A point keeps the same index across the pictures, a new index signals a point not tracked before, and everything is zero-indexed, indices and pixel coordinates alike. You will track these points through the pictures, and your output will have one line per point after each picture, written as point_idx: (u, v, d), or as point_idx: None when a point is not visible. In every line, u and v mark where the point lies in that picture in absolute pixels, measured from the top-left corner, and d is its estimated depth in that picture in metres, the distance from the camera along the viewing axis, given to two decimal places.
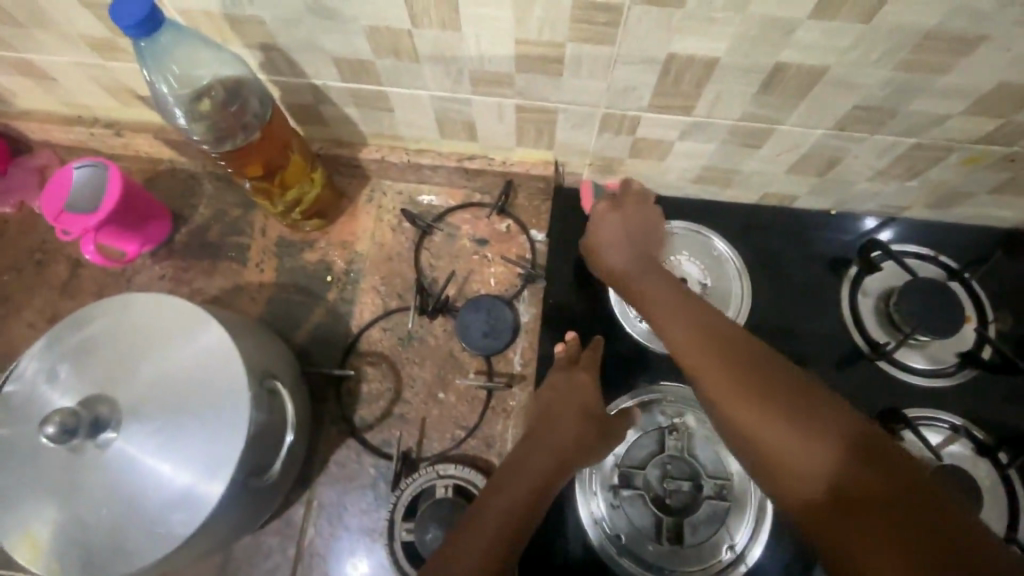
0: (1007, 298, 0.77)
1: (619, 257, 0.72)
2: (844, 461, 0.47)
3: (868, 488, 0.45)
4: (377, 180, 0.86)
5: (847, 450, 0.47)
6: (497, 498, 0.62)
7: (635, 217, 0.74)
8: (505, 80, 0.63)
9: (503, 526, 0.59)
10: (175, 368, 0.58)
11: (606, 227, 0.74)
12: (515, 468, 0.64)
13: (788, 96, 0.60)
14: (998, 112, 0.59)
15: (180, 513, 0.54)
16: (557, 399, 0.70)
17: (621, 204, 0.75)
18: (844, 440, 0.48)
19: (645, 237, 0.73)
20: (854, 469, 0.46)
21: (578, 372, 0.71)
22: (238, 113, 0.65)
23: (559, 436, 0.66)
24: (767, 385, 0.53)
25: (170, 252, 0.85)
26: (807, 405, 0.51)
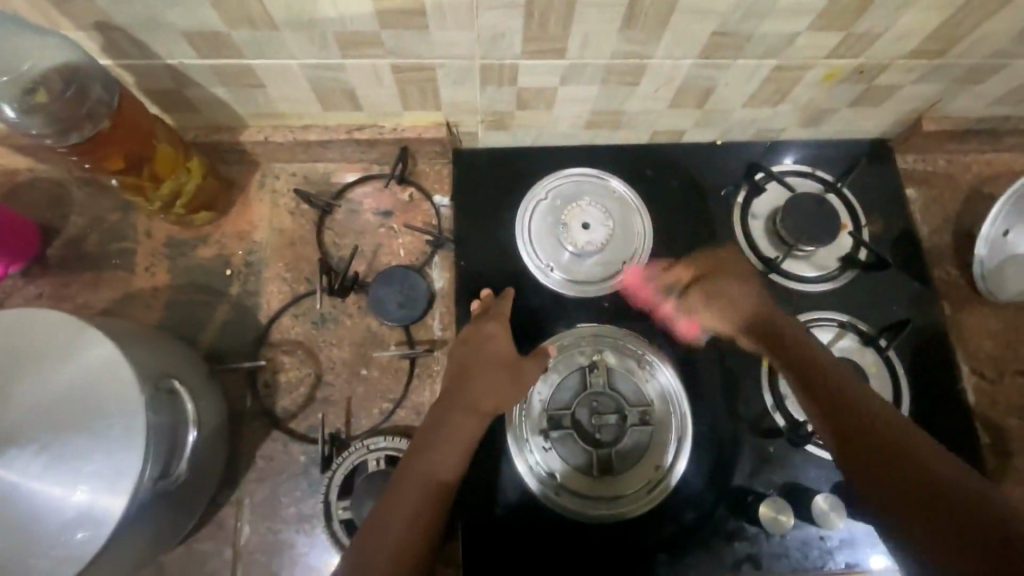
0: (875, 203, 0.85)
1: (726, 324, 0.75)
2: (886, 463, 0.55)
3: (910, 484, 0.53)
4: (266, 164, 0.82)
5: (898, 452, 0.55)
6: (417, 460, 0.63)
7: (731, 278, 0.77)
8: (373, 40, 0.61)
9: (427, 489, 0.62)
10: (54, 384, 0.54)
11: (711, 300, 0.76)
12: (434, 427, 0.66)
13: (651, 29, 0.62)
14: (839, 26, 0.64)
15: (82, 532, 0.51)
16: (467, 358, 0.71)
17: (728, 277, 0.77)
18: (896, 446, 0.56)
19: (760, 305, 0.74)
20: (902, 467, 0.54)
21: (487, 323, 0.73)
22: (78, 99, 0.60)
23: (473, 393, 0.68)
24: (835, 396, 0.62)
25: (45, 269, 0.78)
26: (869, 417, 0.59)
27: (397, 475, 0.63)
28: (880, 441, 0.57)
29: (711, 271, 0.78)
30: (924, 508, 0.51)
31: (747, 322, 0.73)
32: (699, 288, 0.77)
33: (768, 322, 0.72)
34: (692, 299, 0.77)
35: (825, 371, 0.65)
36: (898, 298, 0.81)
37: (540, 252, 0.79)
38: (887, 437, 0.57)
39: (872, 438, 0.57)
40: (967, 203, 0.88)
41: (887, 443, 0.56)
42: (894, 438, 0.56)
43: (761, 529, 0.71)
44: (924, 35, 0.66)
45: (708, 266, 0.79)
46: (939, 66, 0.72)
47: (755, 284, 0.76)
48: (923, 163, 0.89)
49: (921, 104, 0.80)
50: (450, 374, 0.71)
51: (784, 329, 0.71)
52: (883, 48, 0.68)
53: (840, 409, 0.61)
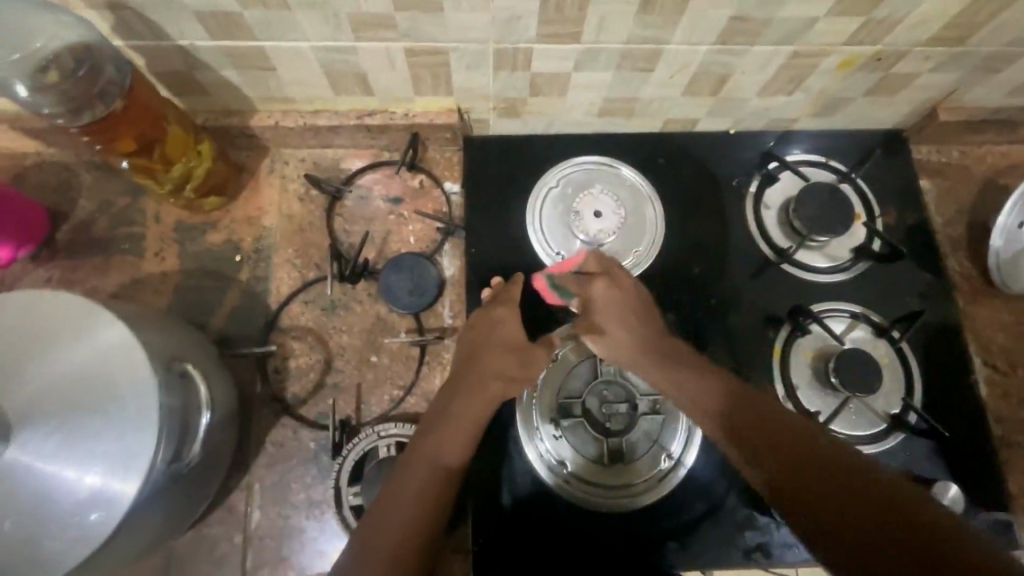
0: (890, 193, 0.84)
1: (629, 340, 0.69)
2: (821, 485, 0.51)
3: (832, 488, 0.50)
4: (276, 149, 0.81)
5: (778, 453, 0.54)
6: (423, 446, 0.64)
7: (625, 292, 0.71)
8: (387, 21, 0.61)
9: (433, 476, 0.61)
10: (66, 364, 0.54)
11: (604, 304, 0.71)
12: (439, 416, 0.66)
13: (668, 13, 0.61)
14: (859, 11, 0.63)
15: (96, 513, 0.51)
16: (473, 345, 0.71)
17: (618, 277, 0.72)
18: (788, 452, 0.54)
19: (638, 311, 0.70)
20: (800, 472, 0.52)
21: (495, 309, 0.72)
22: (89, 78, 0.59)
23: (480, 380, 0.68)
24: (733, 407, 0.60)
25: (54, 253, 0.78)
26: (767, 427, 0.56)
27: (404, 461, 0.63)
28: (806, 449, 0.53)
29: (603, 267, 0.73)
30: (925, 569, 0.43)
31: (632, 329, 0.69)
32: (598, 286, 0.72)
33: (662, 348, 0.67)
34: (592, 306, 0.72)
35: (733, 390, 0.61)
36: (911, 289, 0.81)
37: (551, 241, 0.78)
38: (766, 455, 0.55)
39: (773, 451, 0.54)
40: (982, 194, 0.87)
41: (797, 451, 0.54)
42: (788, 444, 0.54)
43: (772, 518, 0.70)
44: (944, 22, 0.65)
45: (605, 270, 0.73)
46: (957, 53, 0.71)
47: (639, 292, 0.72)
48: (937, 154, 0.88)
49: (937, 94, 0.79)
50: (458, 361, 0.70)
51: (669, 353, 0.67)
52: (902, 35, 0.67)
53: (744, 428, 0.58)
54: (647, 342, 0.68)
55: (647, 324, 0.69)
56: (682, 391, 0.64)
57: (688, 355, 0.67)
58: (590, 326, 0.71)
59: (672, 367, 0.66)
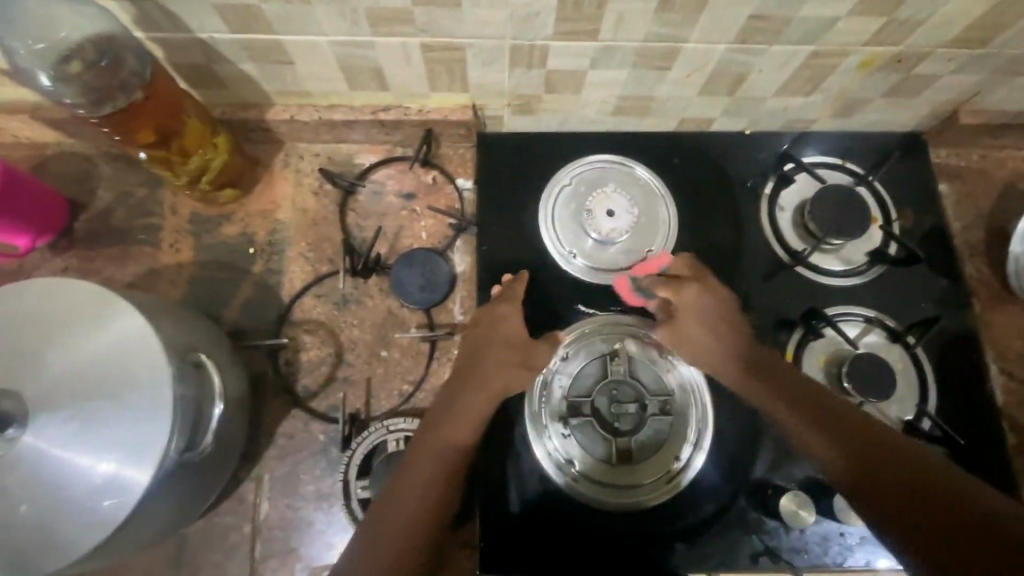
0: (907, 197, 0.83)
1: (718, 349, 0.71)
2: (910, 483, 0.57)
3: (912, 493, 0.56)
4: (290, 143, 0.82)
5: (873, 456, 0.60)
6: (428, 440, 0.64)
7: (707, 299, 0.73)
8: (404, 17, 0.61)
9: (437, 470, 0.62)
10: (83, 352, 0.54)
11: (686, 307, 0.73)
12: (445, 409, 0.66)
13: (686, 11, 0.61)
14: (881, 11, 0.62)
15: (110, 499, 0.52)
16: (479, 340, 0.71)
17: (705, 285, 0.74)
18: (875, 461, 0.59)
19: (731, 319, 0.72)
20: (891, 478, 0.58)
21: (500, 306, 0.73)
22: (112, 69, 0.60)
23: (485, 374, 0.68)
24: (820, 415, 0.64)
25: (72, 242, 0.79)
26: (854, 436, 0.62)
27: (410, 455, 0.63)
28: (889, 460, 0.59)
29: (694, 274, 0.75)
30: (954, 541, 0.52)
31: (720, 336, 0.71)
32: (688, 292, 0.73)
33: (756, 359, 0.69)
34: (677, 313, 0.73)
35: (827, 399, 0.65)
36: (928, 294, 0.80)
37: (563, 239, 0.78)
38: (858, 460, 0.60)
39: (860, 459, 0.60)
40: (1002, 199, 0.85)
41: (888, 457, 0.59)
42: (876, 454, 0.60)
43: (780, 522, 0.70)
44: (967, 23, 0.64)
45: (698, 276, 0.75)
46: (980, 55, 0.70)
47: (732, 301, 0.73)
48: (956, 157, 0.87)
49: (958, 96, 0.78)
50: (465, 356, 0.71)
51: (767, 360, 0.69)
52: (924, 36, 0.66)
53: (852, 426, 0.62)
54: (733, 349, 0.70)
55: (730, 334, 0.71)
56: (769, 401, 0.67)
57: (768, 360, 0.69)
58: (676, 334, 0.73)
59: (759, 378, 0.68)
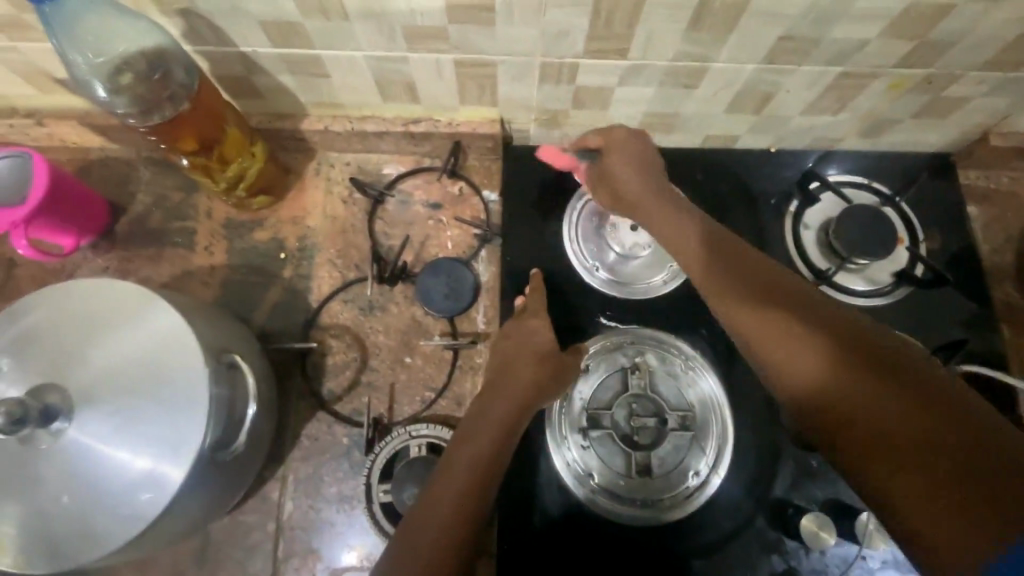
0: (934, 218, 0.82)
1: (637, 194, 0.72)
2: (878, 392, 0.46)
3: (924, 447, 0.42)
4: (322, 152, 0.84)
5: (880, 395, 0.46)
6: (458, 452, 0.64)
7: (625, 154, 0.73)
8: (440, 34, 0.63)
9: (467, 483, 0.62)
10: (126, 351, 0.57)
11: (608, 171, 0.74)
12: (474, 422, 0.67)
13: (716, 32, 0.62)
14: (913, 33, 0.62)
15: (146, 494, 0.54)
16: (507, 354, 0.71)
17: (610, 140, 0.74)
18: (897, 405, 0.45)
19: (653, 171, 0.73)
20: (900, 427, 0.44)
21: (529, 320, 0.73)
22: (162, 82, 0.63)
23: (513, 388, 0.69)
24: (819, 339, 0.52)
25: (112, 242, 0.82)
26: (870, 376, 0.47)
27: (439, 467, 0.63)
28: (899, 398, 0.45)
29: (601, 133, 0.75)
30: (912, 471, 0.42)
31: (645, 183, 0.72)
32: (591, 141, 0.75)
33: (758, 280, 0.59)
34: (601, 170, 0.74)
35: (850, 331, 0.51)
36: (954, 316, 0.79)
37: (586, 252, 0.79)
38: (854, 400, 0.47)
39: (865, 400, 0.46)
40: None
41: (908, 395, 0.45)
42: (869, 389, 0.47)
43: (801, 543, 0.69)
44: (1000, 47, 0.64)
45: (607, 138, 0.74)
46: (1012, 78, 0.69)
47: (648, 148, 0.73)
48: (986, 179, 0.86)
49: (988, 119, 0.77)
50: (493, 370, 0.71)
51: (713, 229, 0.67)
52: (956, 59, 0.66)
53: (867, 357, 0.48)
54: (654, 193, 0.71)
55: (648, 185, 0.72)
56: (771, 338, 0.54)
57: (768, 279, 0.59)
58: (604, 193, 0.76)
59: (756, 302, 0.57)
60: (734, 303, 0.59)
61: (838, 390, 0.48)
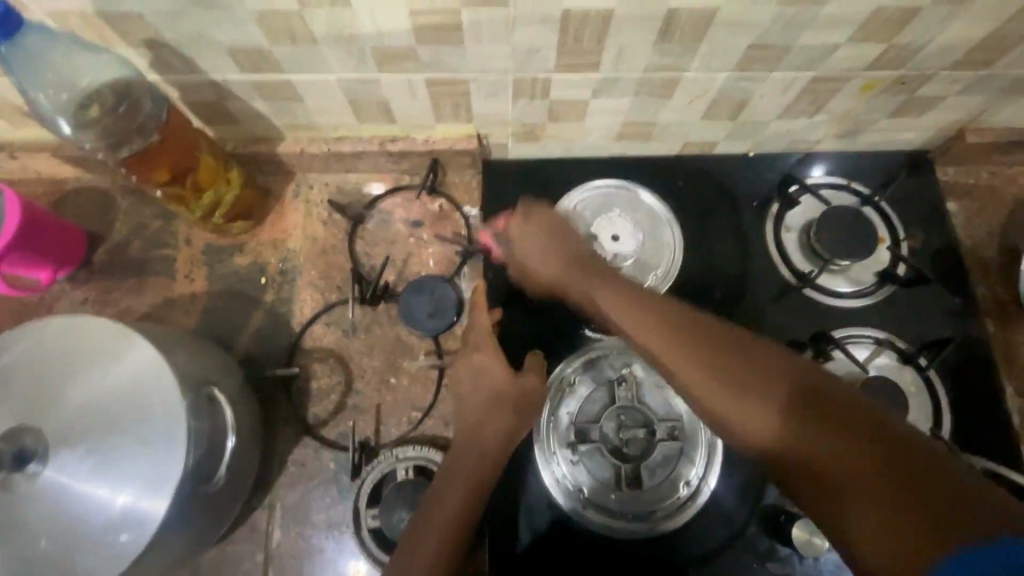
0: (914, 216, 0.83)
1: (547, 270, 0.71)
2: (839, 440, 0.43)
3: (895, 505, 0.40)
4: (301, 174, 0.84)
5: (828, 440, 0.44)
6: (440, 494, 0.64)
7: (536, 233, 0.73)
8: (410, 55, 0.62)
9: (451, 528, 0.62)
10: (100, 389, 0.56)
11: (534, 234, 0.73)
12: (451, 468, 0.66)
13: (687, 43, 0.61)
14: (882, 37, 0.62)
15: (126, 533, 0.53)
16: (477, 405, 0.69)
17: (538, 211, 0.74)
18: (847, 460, 0.43)
19: (565, 236, 0.73)
20: (849, 458, 0.43)
21: (496, 355, 0.71)
22: (129, 115, 0.62)
23: (490, 436, 0.67)
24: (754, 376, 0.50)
25: (90, 273, 0.81)
26: (831, 423, 0.44)
27: (420, 512, 0.63)
28: (841, 448, 0.43)
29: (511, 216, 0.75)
30: (884, 526, 0.40)
31: (552, 246, 0.71)
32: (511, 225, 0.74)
33: (693, 329, 0.56)
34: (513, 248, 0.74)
35: (777, 368, 0.50)
36: (938, 313, 0.79)
37: None
38: (798, 430, 0.46)
39: (810, 432, 0.45)
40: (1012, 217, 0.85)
41: (845, 424, 0.44)
42: (833, 434, 0.44)
43: (794, 550, 0.69)
44: (970, 47, 0.64)
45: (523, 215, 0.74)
46: (984, 76, 0.70)
47: (549, 213, 0.75)
48: (964, 174, 0.86)
49: (963, 116, 0.78)
50: (467, 418, 0.69)
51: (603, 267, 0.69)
52: (927, 60, 0.66)
53: (800, 390, 0.48)
54: (565, 262, 0.70)
55: (568, 258, 0.71)
56: (710, 398, 0.52)
57: (695, 318, 0.57)
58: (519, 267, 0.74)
59: (680, 342, 0.55)
60: (660, 338, 0.57)
61: (795, 433, 0.46)
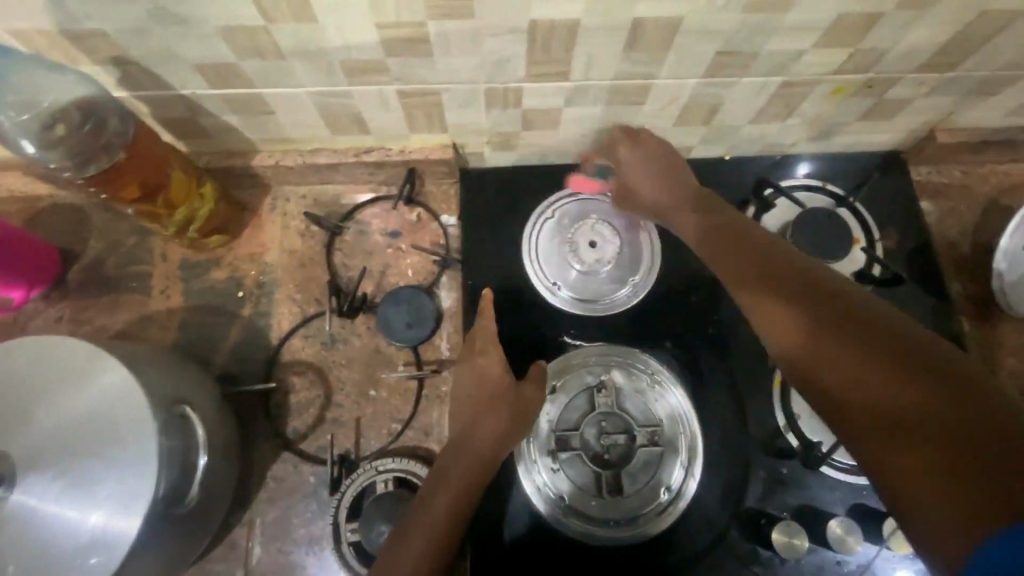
0: (889, 216, 0.83)
1: (648, 198, 0.76)
2: (881, 362, 0.45)
3: (926, 433, 0.40)
4: (277, 187, 0.83)
5: (861, 364, 0.46)
6: (427, 499, 0.65)
7: (647, 155, 0.75)
8: (379, 67, 0.62)
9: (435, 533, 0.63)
10: (70, 409, 0.55)
11: (642, 171, 0.76)
12: (438, 475, 0.67)
13: (655, 51, 0.62)
14: (846, 42, 0.63)
15: (96, 556, 0.52)
16: (470, 411, 0.71)
17: (637, 142, 0.75)
18: (895, 394, 0.43)
19: (676, 175, 0.76)
20: (932, 415, 0.41)
21: (490, 364, 0.73)
22: (95, 133, 0.62)
23: (478, 445, 0.69)
24: (842, 326, 0.48)
25: (65, 291, 0.80)
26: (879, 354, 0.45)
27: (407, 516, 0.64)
28: (895, 370, 0.44)
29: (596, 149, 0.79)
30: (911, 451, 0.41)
31: (665, 185, 0.75)
32: (625, 152, 0.76)
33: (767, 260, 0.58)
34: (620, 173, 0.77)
35: (819, 290, 0.52)
36: (914, 313, 0.80)
37: (548, 271, 0.79)
38: (881, 385, 0.44)
39: (909, 387, 0.43)
40: (985, 216, 0.86)
41: (930, 393, 0.41)
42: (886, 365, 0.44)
43: (774, 553, 0.69)
44: (934, 50, 0.65)
45: (629, 136, 0.75)
46: (950, 78, 0.70)
47: (659, 143, 0.76)
48: (937, 174, 0.87)
49: (933, 117, 0.78)
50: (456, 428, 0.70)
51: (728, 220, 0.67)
52: (893, 63, 0.67)
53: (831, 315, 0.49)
54: (670, 195, 0.75)
55: (676, 192, 0.75)
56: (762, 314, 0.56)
57: (801, 268, 0.56)
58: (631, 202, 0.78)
59: (753, 277, 0.58)
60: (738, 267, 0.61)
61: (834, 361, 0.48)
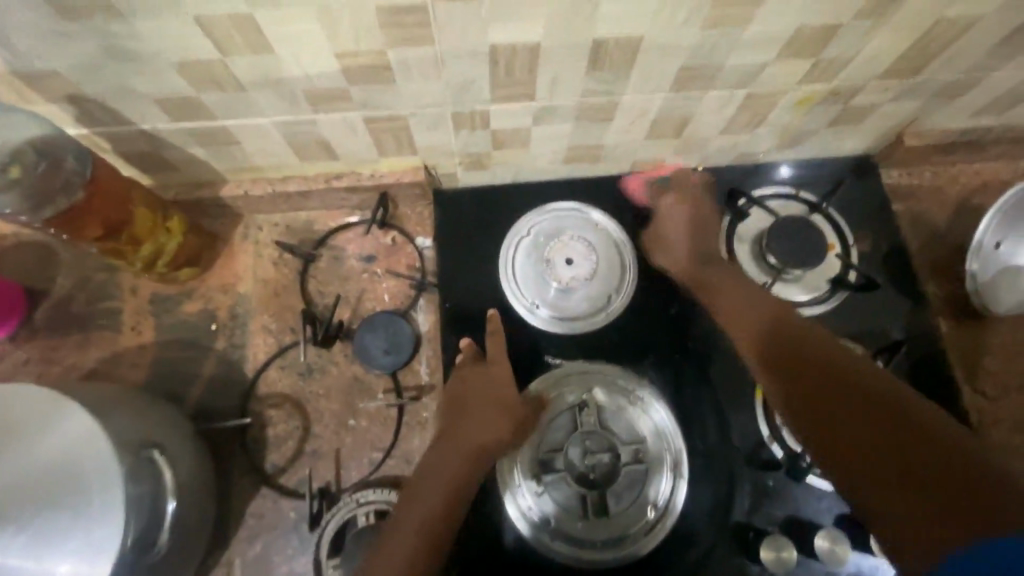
0: (863, 221, 0.84)
1: (680, 249, 0.77)
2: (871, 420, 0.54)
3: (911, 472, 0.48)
4: (249, 216, 0.82)
5: (853, 418, 0.55)
6: (412, 501, 0.63)
7: (699, 210, 0.79)
8: (342, 95, 0.62)
9: (413, 547, 0.60)
10: (28, 460, 0.53)
11: (681, 220, 0.79)
12: (416, 487, 0.65)
13: (618, 69, 0.62)
14: (807, 54, 0.63)
15: None
16: (460, 409, 0.69)
17: (687, 196, 0.80)
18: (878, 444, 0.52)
19: (706, 225, 0.78)
20: (915, 454, 0.49)
21: (483, 366, 0.72)
22: (53, 176, 0.63)
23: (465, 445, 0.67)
24: (842, 396, 0.57)
25: (32, 332, 0.78)
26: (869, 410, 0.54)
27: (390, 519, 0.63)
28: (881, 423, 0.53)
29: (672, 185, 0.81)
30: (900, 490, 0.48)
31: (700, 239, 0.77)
32: (665, 198, 0.81)
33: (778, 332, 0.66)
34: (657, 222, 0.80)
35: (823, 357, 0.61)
36: (892, 316, 0.80)
37: (525, 289, 0.78)
38: (870, 436, 0.53)
39: (880, 440, 0.52)
40: (957, 216, 0.86)
41: (910, 442, 0.50)
42: (873, 420, 0.53)
43: (763, 566, 0.69)
44: (894, 58, 0.66)
45: (680, 187, 0.81)
46: (915, 83, 0.71)
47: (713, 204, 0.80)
48: (908, 177, 0.88)
49: (901, 121, 0.79)
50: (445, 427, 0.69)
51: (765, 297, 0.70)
52: (856, 71, 0.67)
53: (828, 382, 0.59)
54: (700, 254, 0.76)
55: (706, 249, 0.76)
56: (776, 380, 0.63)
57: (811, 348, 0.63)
58: (652, 241, 0.79)
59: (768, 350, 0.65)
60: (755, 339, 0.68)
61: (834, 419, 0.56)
